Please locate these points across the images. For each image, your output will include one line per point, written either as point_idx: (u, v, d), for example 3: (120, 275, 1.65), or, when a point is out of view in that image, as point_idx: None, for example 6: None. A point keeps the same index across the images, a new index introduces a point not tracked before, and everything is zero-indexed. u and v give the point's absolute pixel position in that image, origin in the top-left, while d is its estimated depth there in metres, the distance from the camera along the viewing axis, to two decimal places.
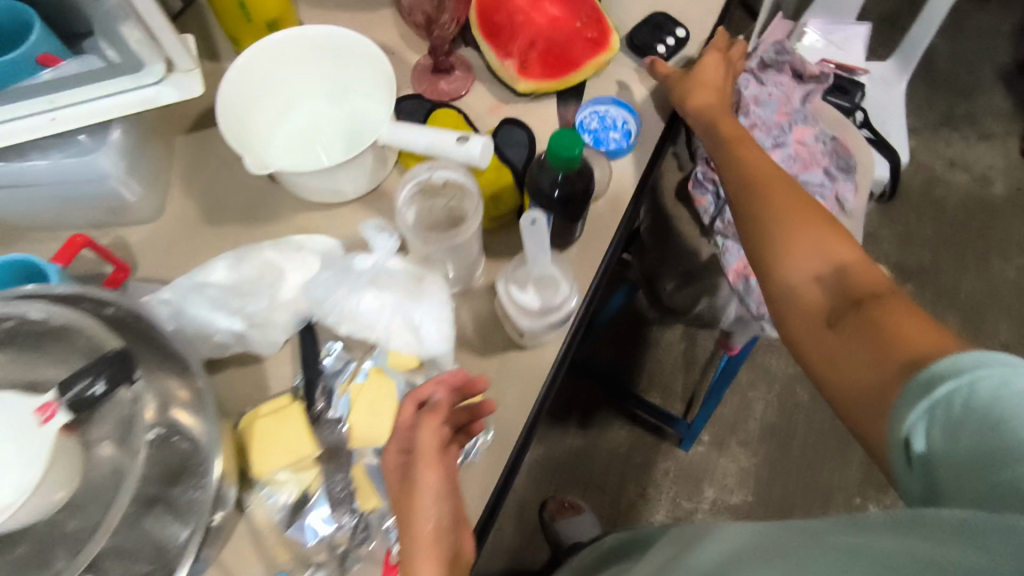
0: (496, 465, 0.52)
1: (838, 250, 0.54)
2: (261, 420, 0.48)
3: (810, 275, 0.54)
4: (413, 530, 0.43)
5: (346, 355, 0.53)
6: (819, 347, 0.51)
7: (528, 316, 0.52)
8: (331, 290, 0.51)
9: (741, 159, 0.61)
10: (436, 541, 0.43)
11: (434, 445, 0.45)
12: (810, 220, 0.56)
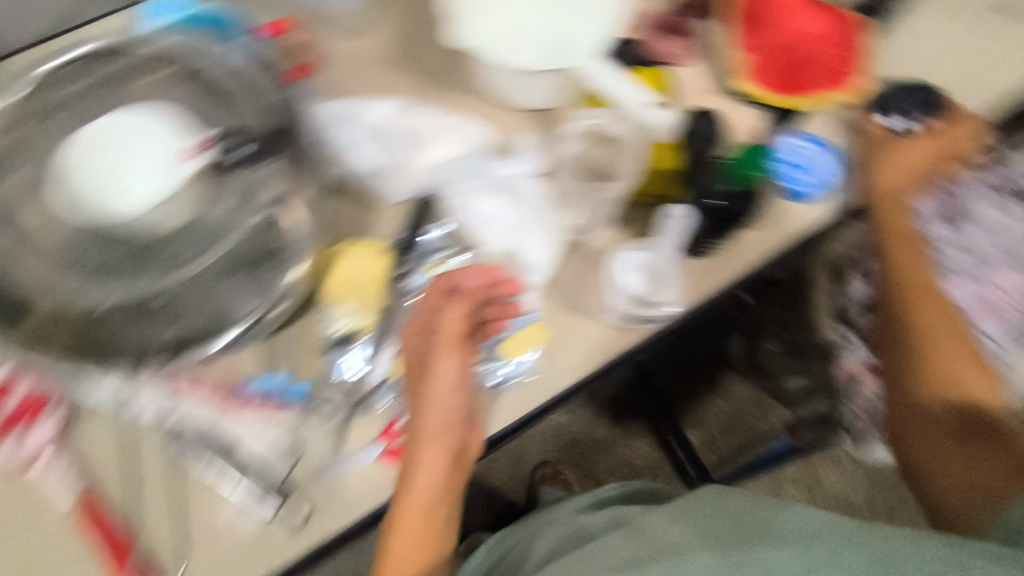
0: (519, 409, 0.52)
1: (965, 404, 0.54)
2: (347, 253, 0.50)
3: (956, 403, 0.54)
4: (417, 432, 0.47)
5: (451, 237, 0.53)
6: (931, 450, 0.54)
7: (625, 299, 0.53)
8: (468, 177, 0.53)
9: (902, 268, 0.57)
10: (445, 423, 0.47)
11: (456, 363, 0.47)
12: (969, 379, 0.54)
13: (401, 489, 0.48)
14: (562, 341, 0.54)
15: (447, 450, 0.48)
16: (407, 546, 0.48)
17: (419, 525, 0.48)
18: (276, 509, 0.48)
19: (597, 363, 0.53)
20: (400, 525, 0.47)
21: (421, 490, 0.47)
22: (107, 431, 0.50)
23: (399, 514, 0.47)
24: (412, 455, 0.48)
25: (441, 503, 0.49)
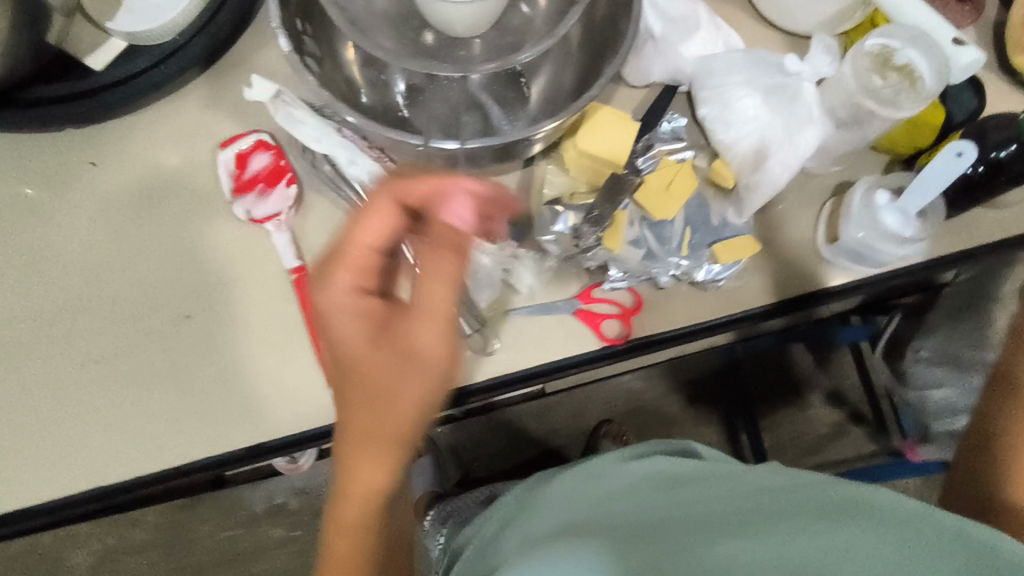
0: (711, 314, 0.52)
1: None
2: (607, 109, 0.51)
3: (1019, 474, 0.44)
4: (377, 352, 0.36)
5: (682, 135, 0.54)
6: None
7: (867, 229, 0.49)
8: (732, 71, 0.52)
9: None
10: (395, 370, 0.36)
11: (361, 314, 0.36)
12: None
13: (343, 399, 0.37)
14: (774, 265, 0.53)
15: (393, 452, 0.37)
16: (362, 481, 0.38)
17: (373, 479, 0.38)
18: (473, 331, 0.49)
19: (801, 295, 0.52)
20: (362, 456, 0.37)
21: (367, 487, 0.38)
22: (326, 216, 0.52)
23: (346, 463, 0.38)
24: (346, 347, 0.36)
25: (386, 474, 0.38)
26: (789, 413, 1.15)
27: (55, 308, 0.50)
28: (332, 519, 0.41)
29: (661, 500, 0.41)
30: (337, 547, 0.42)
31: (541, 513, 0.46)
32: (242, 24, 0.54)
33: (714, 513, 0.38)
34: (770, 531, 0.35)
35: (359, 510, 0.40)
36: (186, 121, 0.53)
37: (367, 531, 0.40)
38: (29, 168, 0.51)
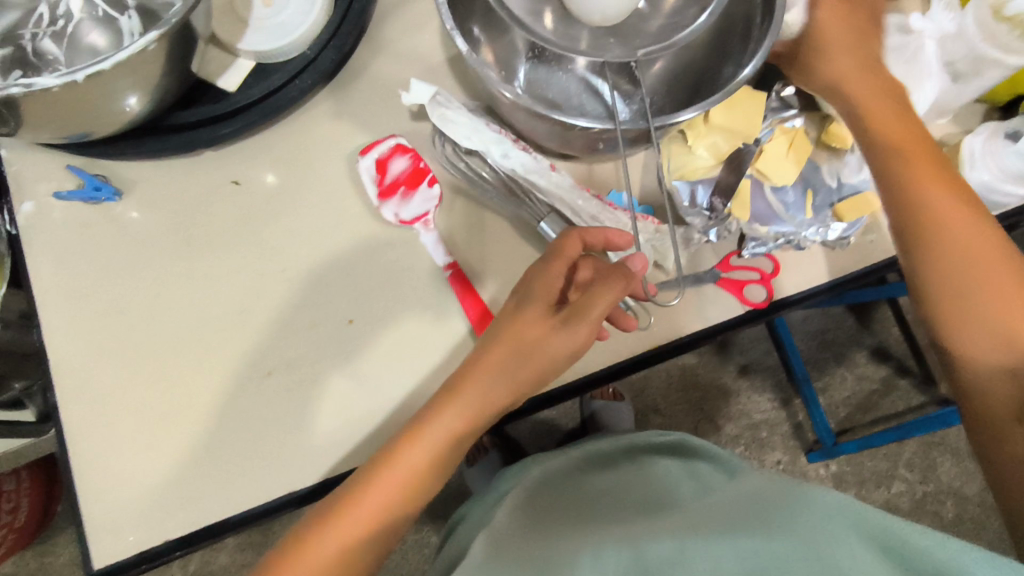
0: (842, 269, 0.55)
1: (1002, 293, 0.47)
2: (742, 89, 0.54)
3: (967, 283, 0.48)
4: (487, 355, 0.46)
5: (793, 103, 0.56)
6: (982, 346, 0.47)
7: (990, 171, 0.52)
8: None
9: (916, 185, 0.49)
10: (515, 367, 0.45)
11: (588, 319, 0.45)
12: (985, 251, 0.48)
13: (450, 394, 0.46)
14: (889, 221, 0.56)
15: (457, 433, 0.46)
16: (387, 480, 0.45)
17: (421, 462, 0.45)
18: (631, 306, 0.52)
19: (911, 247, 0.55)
20: (415, 445, 0.45)
21: (405, 468, 0.45)
22: (470, 211, 0.54)
23: (393, 464, 0.45)
24: (483, 350, 0.46)
25: (405, 490, 0.46)
26: (838, 375, 1.17)
27: (222, 322, 0.51)
28: (337, 504, 0.45)
29: (688, 511, 0.44)
30: (325, 532, 0.45)
31: (535, 527, 0.47)
32: (362, 34, 0.56)
33: (709, 522, 0.41)
34: (752, 530, 0.37)
35: (382, 501, 0.45)
36: (321, 134, 0.55)
37: (376, 533, 0.45)
38: (185, 194, 0.54)
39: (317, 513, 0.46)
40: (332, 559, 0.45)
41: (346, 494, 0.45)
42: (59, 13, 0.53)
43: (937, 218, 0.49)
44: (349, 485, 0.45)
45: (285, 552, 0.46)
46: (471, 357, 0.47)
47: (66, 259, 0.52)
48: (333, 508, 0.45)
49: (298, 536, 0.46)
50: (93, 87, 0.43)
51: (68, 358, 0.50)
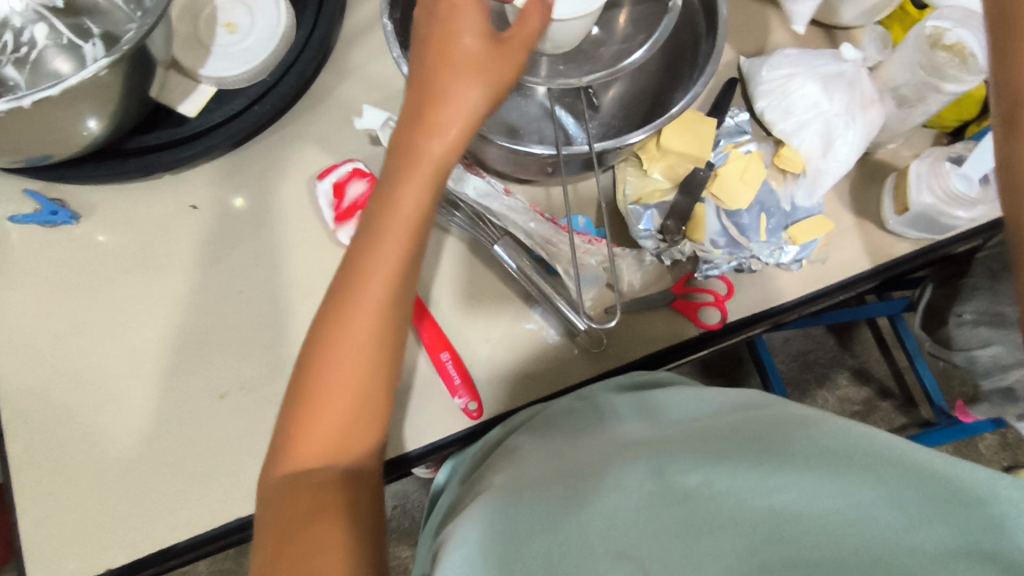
0: (796, 291, 0.55)
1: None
2: (691, 114, 0.55)
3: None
4: (427, 135, 0.39)
5: (746, 128, 0.57)
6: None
7: (937, 196, 0.52)
8: (788, 67, 0.57)
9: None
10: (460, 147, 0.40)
11: (500, 63, 0.39)
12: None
13: (389, 201, 0.39)
14: (842, 244, 0.57)
15: (415, 232, 0.39)
16: (356, 322, 0.38)
17: (382, 284, 0.38)
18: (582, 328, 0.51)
19: (866, 270, 0.56)
20: (369, 262, 0.38)
21: (373, 291, 0.38)
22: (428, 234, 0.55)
23: (354, 290, 0.38)
24: (407, 136, 0.40)
25: (387, 300, 0.38)
26: (819, 398, 1.17)
27: (177, 345, 0.52)
28: (308, 383, 0.37)
29: (705, 436, 0.39)
30: (312, 421, 0.37)
31: (542, 469, 0.39)
32: (323, 60, 0.57)
33: (723, 436, 0.38)
34: (796, 451, 0.35)
35: (360, 353, 0.38)
36: (282, 157, 0.56)
37: (373, 381, 0.38)
38: (145, 217, 0.55)
39: (286, 412, 0.38)
40: (327, 442, 0.37)
41: (308, 362, 0.38)
42: (23, 40, 0.54)
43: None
44: (313, 350, 0.38)
45: (269, 465, 0.37)
46: (388, 172, 0.40)
47: (23, 282, 0.52)
48: (303, 395, 0.37)
49: (276, 446, 0.37)
50: (46, 112, 0.43)
51: (21, 382, 0.50)
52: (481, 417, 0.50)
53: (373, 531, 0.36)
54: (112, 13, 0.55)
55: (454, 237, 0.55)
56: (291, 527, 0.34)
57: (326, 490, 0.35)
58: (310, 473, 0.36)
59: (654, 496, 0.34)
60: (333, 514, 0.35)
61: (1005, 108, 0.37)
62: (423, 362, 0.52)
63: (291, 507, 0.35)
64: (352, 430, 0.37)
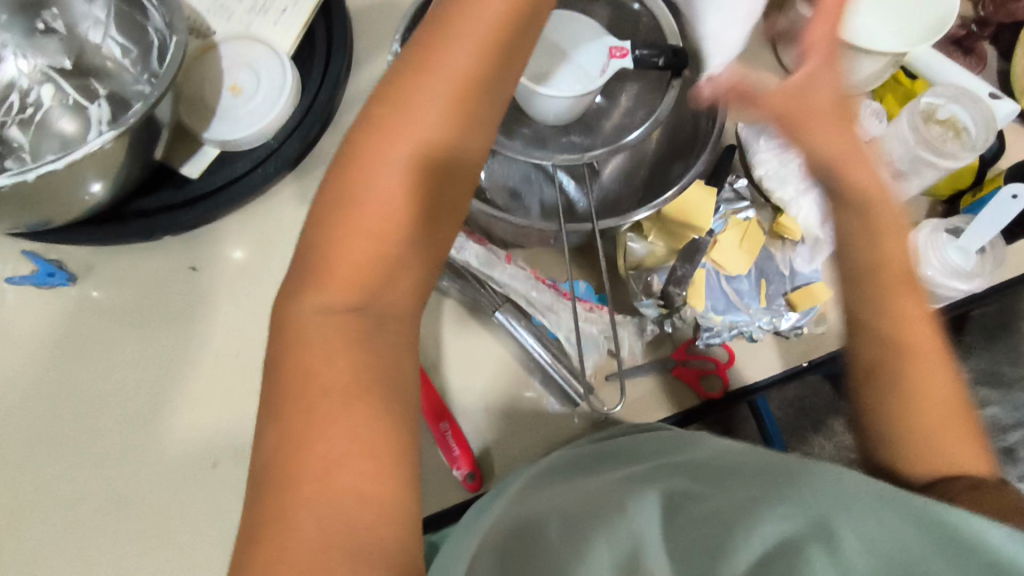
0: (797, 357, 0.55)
1: (946, 407, 0.42)
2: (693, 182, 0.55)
3: (924, 375, 0.42)
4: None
5: (745, 195, 0.58)
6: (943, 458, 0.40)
7: (935, 266, 0.53)
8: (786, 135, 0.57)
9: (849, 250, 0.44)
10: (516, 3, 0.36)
11: None
12: (950, 401, 0.42)
13: (436, 39, 0.35)
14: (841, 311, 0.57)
15: (464, 73, 0.35)
16: (396, 157, 0.34)
17: (429, 123, 0.35)
18: (580, 396, 0.50)
19: None
20: (415, 93, 0.35)
21: (418, 123, 0.35)
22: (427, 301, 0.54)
23: (393, 123, 0.35)
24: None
25: (432, 151, 0.35)
26: (815, 446, 1.17)
27: (171, 408, 0.51)
28: (340, 212, 0.34)
29: (738, 468, 0.37)
30: (337, 262, 0.34)
31: (567, 492, 0.37)
32: (327, 122, 0.57)
33: (733, 472, 0.37)
34: (791, 493, 0.34)
35: (399, 192, 0.34)
36: (284, 217, 0.57)
37: (415, 227, 0.35)
38: (143, 276, 0.54)
39: (311, 250, 0.35)
40: (343, 322, 0.33)
41: (340, 192, 0.35)
42: (29, 101, 0.55)
43: (910, 314, 0.43)
44: (348, 180, 0.35)
45: (290, 297, 0.34)
46: (425, 33, 0.36)
47: (17, 341, 0.52)
48: (334, 227, 0.34)
49: (299, 277, 0.34)
50: (49, 182, 0.43)
51: (8, 449, 0.49)
52: (482, 487, 0.49)
53: (408, 408, 0.33)
54: (118, 74, 0.56)
55: (455, 301, 0.55)
56: (313, 388, 0.31)
57: (358, 332, 0.33)
58: (338, 313, 0.33)
59: (675, 524, 0.34)
60: (363, 385, 0.32)
61: (849, 267, 0.45)
62: (423, 428, 0.51)
63: (300, 386, 0.31)
64: (390, 272, 0.35)
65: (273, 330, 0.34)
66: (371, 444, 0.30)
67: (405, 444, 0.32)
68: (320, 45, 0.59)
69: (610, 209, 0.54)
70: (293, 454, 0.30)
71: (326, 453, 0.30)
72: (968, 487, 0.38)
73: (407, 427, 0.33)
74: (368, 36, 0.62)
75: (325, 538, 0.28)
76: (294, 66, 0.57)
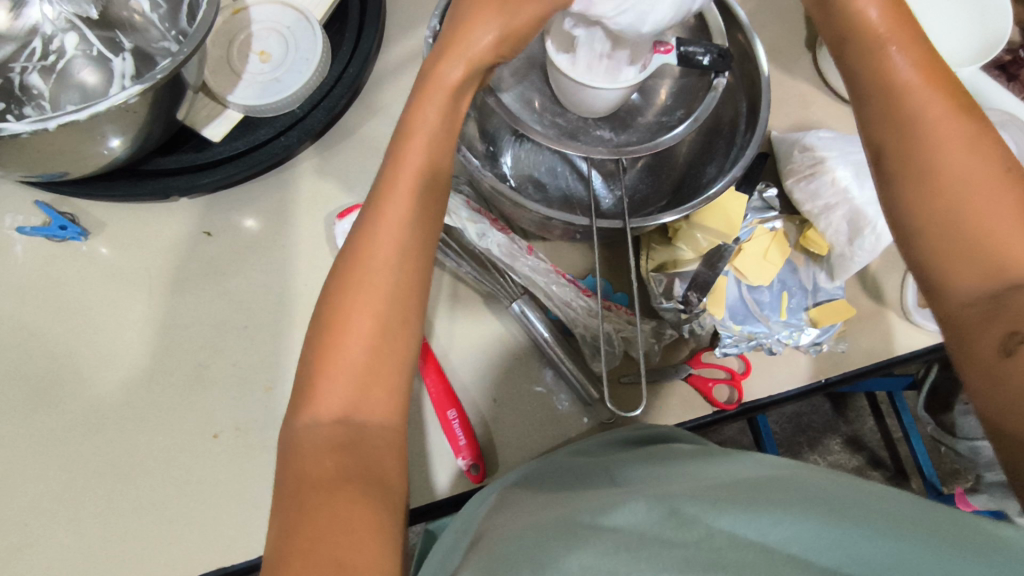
0: (810, 373, 0.54)
1: (987, 199, 0.35)
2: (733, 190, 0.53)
3: (951, 202, 0.36)
4: (411, 137, 0.39)
5: (774, 205, 0.57)
6: (951, 256, 0.36)
7: None
8: (818, 148, 0.56)
9: (888, 119, 0.39)
10: (443, 138, 0.40)
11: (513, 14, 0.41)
12: (989, 194, 0.35)
13: (387, 184, 0.38)
14: (861, 330, 0.56)
15: (416, 207, 0.38)
16: (367, 286, 0.35)
17: (385, 252, 0.36)
18: (593, 399, 0.50)
19: (884, 359, 0.55)
20: (372, 227, 0.36)
21: (387, 230, 0.36)
22: (447, 288, 0.54)
23: (358, 253, 0.36)
24: (400, 139, 0.39)
25: (391, 272, 0.36)
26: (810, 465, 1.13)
27: (174, 376, 0.50)
28: (322, 336, 0.34)
29: (730, 482, 0.37)
30: (321, 379, 0.34)
31: (547, 509, 0.38)
32: (355, 96, 0.56)
33: (717, 488, 0.36)
34: (777, 503, 0.33)
35: (367, 311, 0.35)
36: (302, 189, 0.55)
37: (388, 338, 0.35)
38: (156, 238, 0.53)
39: (301, 368, 0.35)
40: (345, 393, 0.33)
41: (323, 319, 0.35)
42: (52, 48, 0.53)
43: (941, 165, 0.37)
44: (327, 311, 0.35)
45: (287, 420, 0.34)
46: (374, 187, 0.38)
47: (24, 293, 0.51)
48: (318, 352, 0.34)
49: (292, 402, 0.34)
50: (68, 133, 0.42)
51: (7, 405, 0.48)
52: (485, 479, 0.49)
53: (395, 499, 0.32)
54: (145, 29, 0.54)
55: (472, 289, 0.54)
56: (303, 488, 0.30)
57: (343, 439, 0.32)
58: (327, 423, 0.33)
59: (661, 526, 0.32)
60: (352, 479, 0.31)
61: (874, 152, 0.40)
62: (430, 415, 0.50)
63: (304, 472, 0.31)
64: (368, 383, 0.34)
65: (280, 440, 0.34)
66: (360, 531, 0.29)
67: (392, 525, 0.30)
68: (353, 16, 0.58)
69: (639, 210, 0.53)
70: (288, 535, 0.28)
71: (320, 533, 0.28)
72: (1012, 340, 0.32)
73: (392, 515, 0.31)
74: (401, 11, 0.60)
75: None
76: (325, 35, 0.56)
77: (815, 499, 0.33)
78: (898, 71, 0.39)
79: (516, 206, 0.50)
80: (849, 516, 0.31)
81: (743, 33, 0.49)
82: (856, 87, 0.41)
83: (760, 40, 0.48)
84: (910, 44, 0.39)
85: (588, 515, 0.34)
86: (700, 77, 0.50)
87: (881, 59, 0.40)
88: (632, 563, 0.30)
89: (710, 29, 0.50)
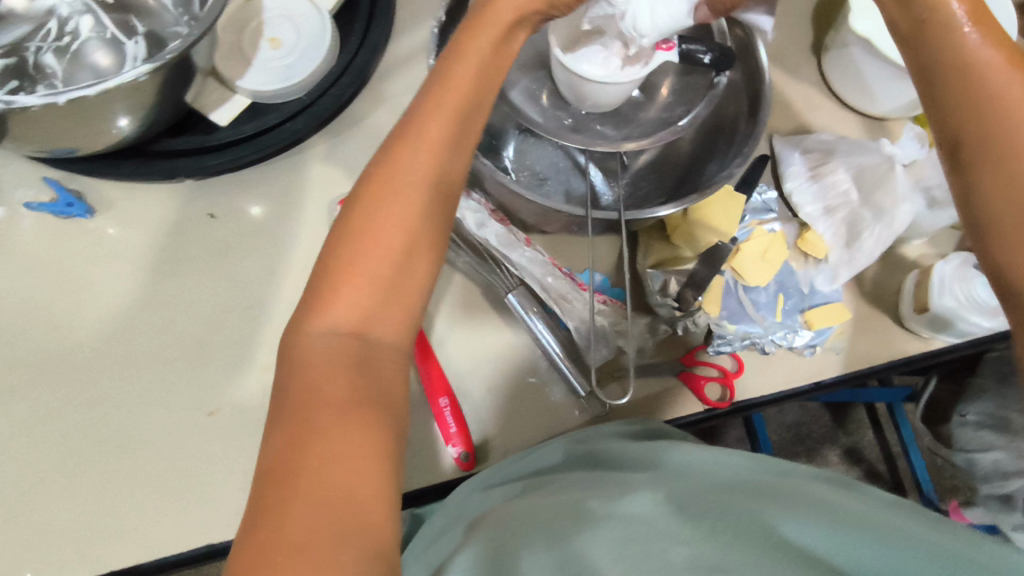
0: (803, 375, 0.54)
1: None
2: (729, 189, 0.55)
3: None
4: (456, 71, 0.39)
5: (773, 207, 0.57)
6: None
7: (956, 300, 0.52)
8: (821, 152, 0.57)
9: (970, 117, 0.36)
10: (491, 70, 0.40)
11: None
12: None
13: (428, 109, 0.38)
14: (858, 335, 0.56)
15: (453, 137, 0.38)
16: (401, 198, 0.36)
17: (424, 169, 0.37)
18: (584, 392, 0.50)
19: (879, 365, 0.55)
20: (413, 142, 0.37)
21: (421, 154, 0.37)
22: (444, 279, 0.54)
23: (391, 170, 0.36)
24: (447, 63, 0.40)
25: (426, 190, 0.36)
26: None
27: (174, 354, 0.50)
28: (348, 242, 0.35)
29: (731, 484, 0.37)
30: (342, 286, 0.34)
31: (550, 493, 0.38)
32: (361, 85, 0.57)
33: (720, 488, 0.36)
34: (781, 506, 0.33)
35: (399, 225, 0.35)
36: (306, 176, 0.56)
37: (410, 263, 0.35)
38: (161, 218, 0.54)
39: (321, 270, 0.35)
40: (361, 308, 0.34)
41: (350, 228, 0.35)
42: (67, 30, 0.54)
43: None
44: (352, 221, 0.35)
45: (296, 323, 0.34)
46: (419, 103, 0.39)
47: (30, 266, 0.52)
48: (341, 257, 0.34)
49: (305, 305, 0.35)
50: (79, 109, 0.42)
51: (8, 376, 0.49)
52: (474, 468, 0.49)
53: (401, 426, 0.33)
54: (159, 14, 0.55)
55: (469, 280, 0.54)
56: (313, 402, 0.31)
57: (356, 355, 0.33)
58: (342, 333, 0.33)
59: (669, 522, 0.33)
60: (361, 402, 0.32)
61: (950, 148, 0.37)
62: (423, 403, 0.50)
63: (318, 383, 0.32)
64: (387, 300, 0.35)
65: (287, 340, 0.34)
66: (367, 461, 0.29)
67: (395, 456, 0.31)
68: (362, 6, 0.58)
69: (639, 204, 0.54)
70: (298, 450, 0.29)
71: (326, 461, 0.29)
72: None
73: (398, 446, 0.32)
74: (411, 4, 0.61)
75: (321, 533, 0.26)
76: (335, 24, 0.56)
77: (816, 506, 0.33)
78: (975, 52, 0.36)
79: (517, 198, 0.51)
80: (852, 522, 0.32)
81: (745, 29, 0.49)
82: (925, 74, 0.38)
83: (763, 39, 0.48)
84: (992, 29, 0.36)
85: (598, 503, 0.35)
86: (704, 74, 0.51)
87: (954, 38, 0.37)
88: (642, 559, 0.31)
89: (711, 24, 0.50)
